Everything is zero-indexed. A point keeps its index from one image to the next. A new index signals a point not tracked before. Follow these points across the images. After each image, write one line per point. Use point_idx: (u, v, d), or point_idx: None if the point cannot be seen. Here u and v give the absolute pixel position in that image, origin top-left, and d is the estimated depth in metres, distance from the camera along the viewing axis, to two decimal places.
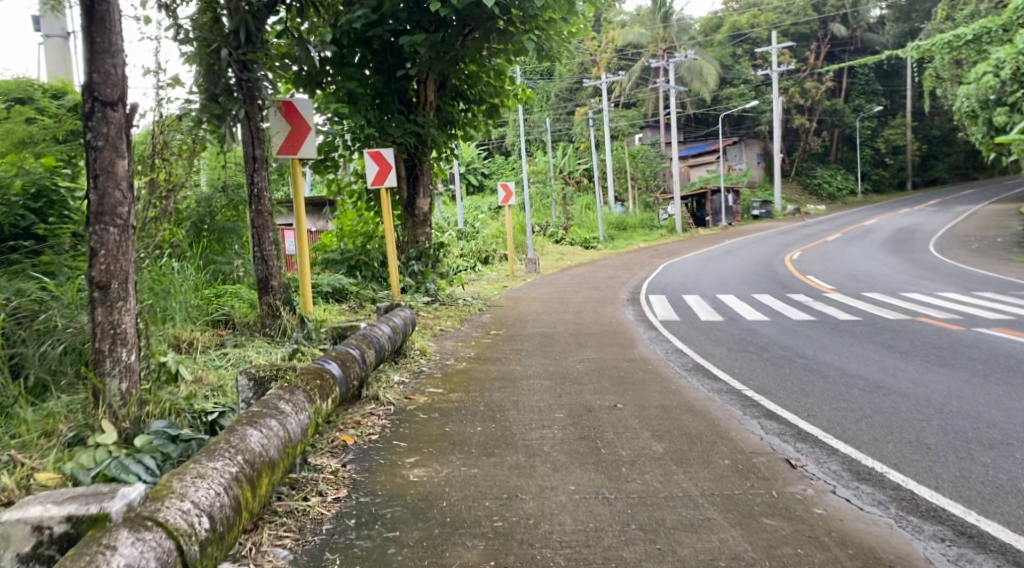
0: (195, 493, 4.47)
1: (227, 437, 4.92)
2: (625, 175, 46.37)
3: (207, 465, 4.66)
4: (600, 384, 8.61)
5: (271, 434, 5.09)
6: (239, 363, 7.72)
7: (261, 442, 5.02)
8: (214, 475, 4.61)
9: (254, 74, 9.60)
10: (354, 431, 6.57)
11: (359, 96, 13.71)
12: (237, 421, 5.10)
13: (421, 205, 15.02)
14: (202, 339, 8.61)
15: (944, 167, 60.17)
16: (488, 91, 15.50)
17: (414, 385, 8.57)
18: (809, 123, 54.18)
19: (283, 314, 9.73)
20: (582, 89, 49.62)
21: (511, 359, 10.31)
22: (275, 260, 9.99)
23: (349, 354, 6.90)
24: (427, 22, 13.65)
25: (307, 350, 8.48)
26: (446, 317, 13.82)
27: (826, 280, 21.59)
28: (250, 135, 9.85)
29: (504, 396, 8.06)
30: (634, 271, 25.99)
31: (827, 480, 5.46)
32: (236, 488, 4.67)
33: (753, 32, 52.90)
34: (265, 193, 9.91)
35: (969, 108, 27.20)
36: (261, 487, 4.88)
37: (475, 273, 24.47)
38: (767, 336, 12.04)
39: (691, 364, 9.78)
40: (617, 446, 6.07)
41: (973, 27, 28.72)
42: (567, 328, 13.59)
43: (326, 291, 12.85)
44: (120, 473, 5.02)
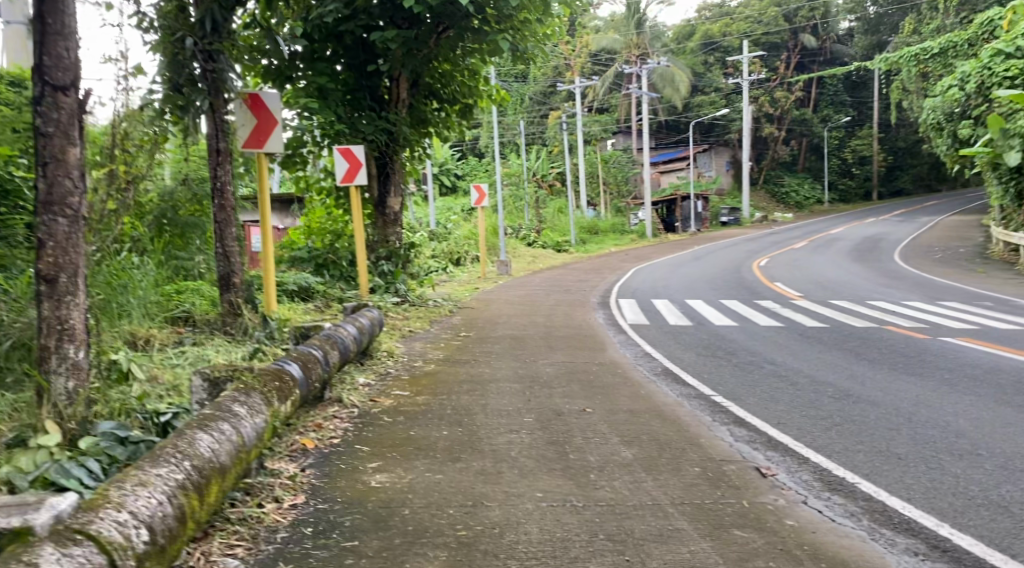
0: (134, 502, 4.24)
1: (173, 442, 4.68)
2: (597, 179, 46.40)
3: (150, 471, 4.43)
4: (569, 388, 8.46)
5: (222, 439, 4.87)
6: (197, 362, 7.49)
7: (211, 447, 4.79)
8: (157, 482, 4.38)
9: (220, 66, 9.31)
10: (314, 435, 6.37)
11: (330, 91, 13.38)
12: (186, 425, 4.88)
13: (391, 204, 14.81)
14: (160, 336, 8.38)
15: (909, 178, 60.88)
16: (462, 91, 15.32)
17: (380, 388, 8.35)
18: (778, 132, 54.58)
19: (245, 312, 9.48)
20: (556, 93, 49.58)
21: (479, 361, 10.12)
22: (237, 257, 9.68)
23: (310, 355, 6.67)
24: (400, 18, 13.48)
25: (269, 350, 8.24)
26: (415, 318, 13.61)
27: (794, 287, 21.61)
28: (213, 128, 9.55)
29: (470, 399, 7.87)
30: (605, 275, 25.93)
31: (798, 490, 5.32)
32: (181, 496, 4.45)
33: (725, 40, 53.19)
34: (229, 187, 9.57)
35: (934, 120, 27.43)
36: (211, 495, 4.65)
37: (446, 273, 24.29)
38: (735, 341, 11.96)
39: (661, 368, 9.65)
40: (585, 451, 5.90)
41: (940, 41, 29.00)
42: (537, 330, 13.43)
43: (291, 289, 12.59)
44: (61, 477, 4.75)
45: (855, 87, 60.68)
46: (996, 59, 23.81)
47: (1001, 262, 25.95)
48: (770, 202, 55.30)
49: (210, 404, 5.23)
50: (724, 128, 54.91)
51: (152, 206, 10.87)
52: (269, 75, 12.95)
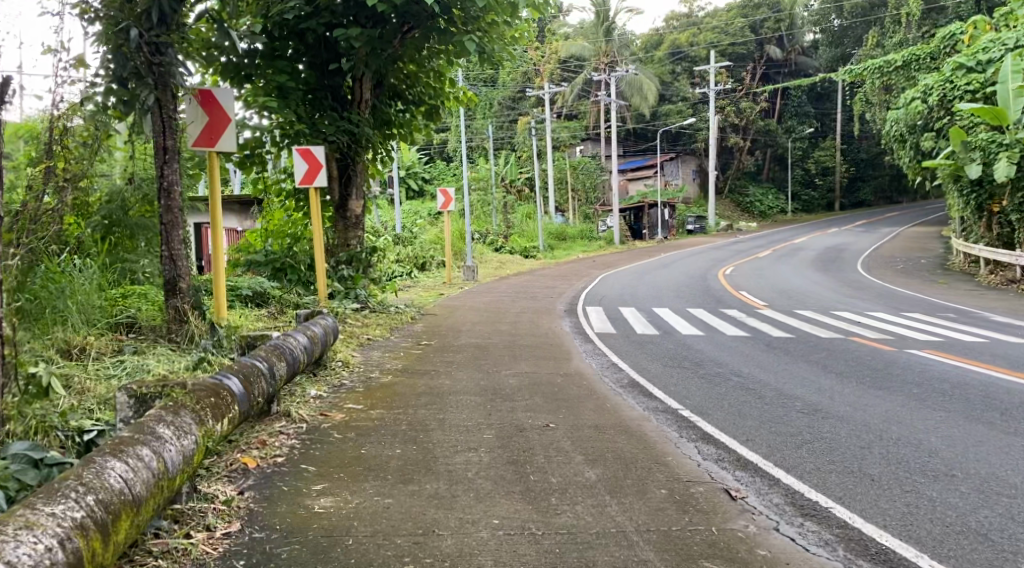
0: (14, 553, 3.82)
1: (77, 472, 4.25)
2: (565, 186, 46.20)
3: (42, 512, 4.01)
4: (532, 401, 8.09)
5: (139, 466, 4.44)
6: (134, 373, 7.07)
7: (124, 477, 4.36)
8: (46, 525, 3.97)
9: (168, 59, 8.78)
10: (257, 452, 5.96)
11: (290, 90, 12.98)
12: (100, 450, 4.47)
13: (352, 207, 14.36)
14: (98, 344, 7.94)
15: (869, 190, 61.39)
16: (427, 93, 14.94)
17: (333, 401, 7.93)
18: (743, 142, 54.79)
19: (191, 320, 8.95)
20: (525, 99, 49.29)
21: (440, 372, 9.73)
22: (185, 260, 9.12)
23: (253, 368, 6.24)
24: (364, 17, 13.00)
25: (213, 359, 7.77)
26: (374, 325, 13.18)
27: (758, 296, 21.46)
28: (160, 124, 8.99)
29: (428, 414, 7.47)
30: (571, 282, 25.64)
31: (769, 514, 5.00)
32: (78, 538, 4.03)
33: (692, 50, 53.30)
34: (176, 187, 9.03)
35: (897, 132, 27.46)
36: (119, 533, 4.24)
37: (411, 278, 23.89)
38: (702, 351, 11.67)
39: (627, 380, 9.31)
40: (546, 472, 5.55)
41: (903, 53, 29.07)
42: (501, 339, 13.07)
43: (246, 294, 12.12)
44: None
45: (818, 99, 61.10)
46: (958, 72, 23.83)
47: (961, 273, 26.03)
48: (734, 211, 55.48)
49: (132, 425, 4.81)
50: (690, 137, 55.01)
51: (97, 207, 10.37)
52: (227, 71, 12.50)
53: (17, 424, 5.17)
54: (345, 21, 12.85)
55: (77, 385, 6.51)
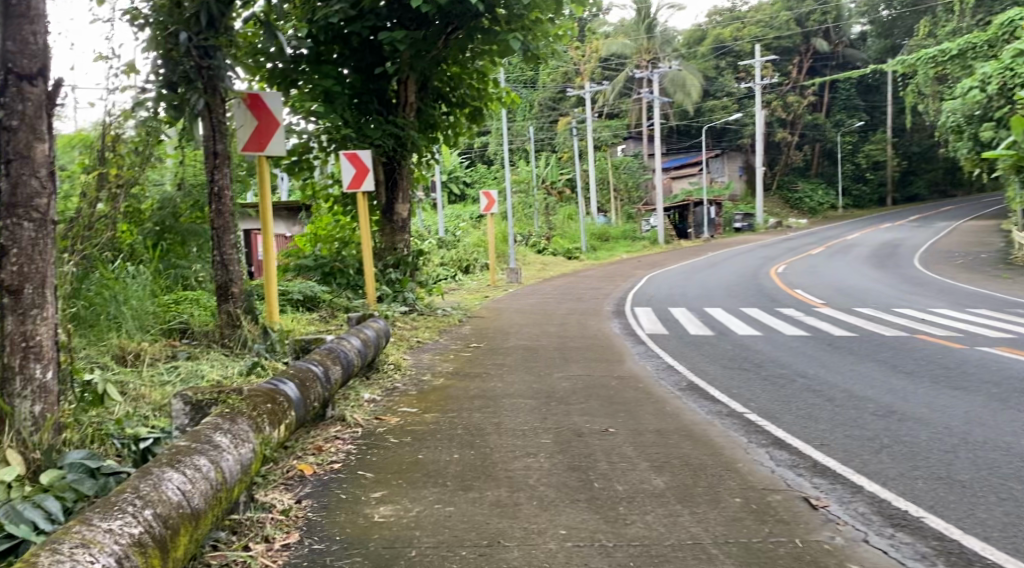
0: None
1: (133, 485, 4.12)
2: (608, 186, 45.82)
3: (99, 527, 3.85)
4: (588, 405, 7.87)
5: (197, 477, 4.32)
6: (189, 382, 6.98)
7: (181, 489, 4.23)
8: (105, 542, 3.79)
9: (217, 63, 8.70)
10: (313, 459, 5.83)
11: (336, 94, 12.80)
12: (156, 461, 4.35)
13: (399, 211, 14.27)
14: (154, 349, 7.85)
15: (922, 184, 60.10)
16: (471, 94, 14.81)
17: (386, 405, 7.78)
18: (790, 137, 53.95)
19: (243, 324, 8.84)
20: (566, 99, 49.01)
21: (491, 375, 9.52)
22: (238, 264, 9.07)
23: (309, 373, 6.12)
24: (407, 19, 12.95)
25: (267, 364, 7.71)
26: (424, 328, 13.03)
27: (814, 294, 21.01)
28: (211, 129, 8.93)
29: (483, 418, 7.28)
30: (618, 282, 25.35)
31: (856, 525, 4.72)
32: (136, 555, 3.85)
33: (736, 44, 52.59)
34: (227, 191, 8.97)
35: (954, 123, 26.84)
36: (179, 547, 4.09)
37: (456, 281, 23.78)
38: (761, 352, 11.35)
39: (686, 382, 9.04)
40: (611, 479, 5.34)
41: (959, 42, 28.34)
42: (551, 341, 12.86)
43: (296, 299, 12.05)
44: (11, 521, 4.23)
45: (868, 92, 59.95)
46: (1018, 60, 23.18)
47: None
48: (782, 208, 54.62)
49: (188, 434, 4.70)
50: (735, 133, 54.28)
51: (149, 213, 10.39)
52: (273, 77, 12.42)
53: (74, 432, 5.18)
54: (389, 23, 12.75)
55: (133, 391, 6.45)
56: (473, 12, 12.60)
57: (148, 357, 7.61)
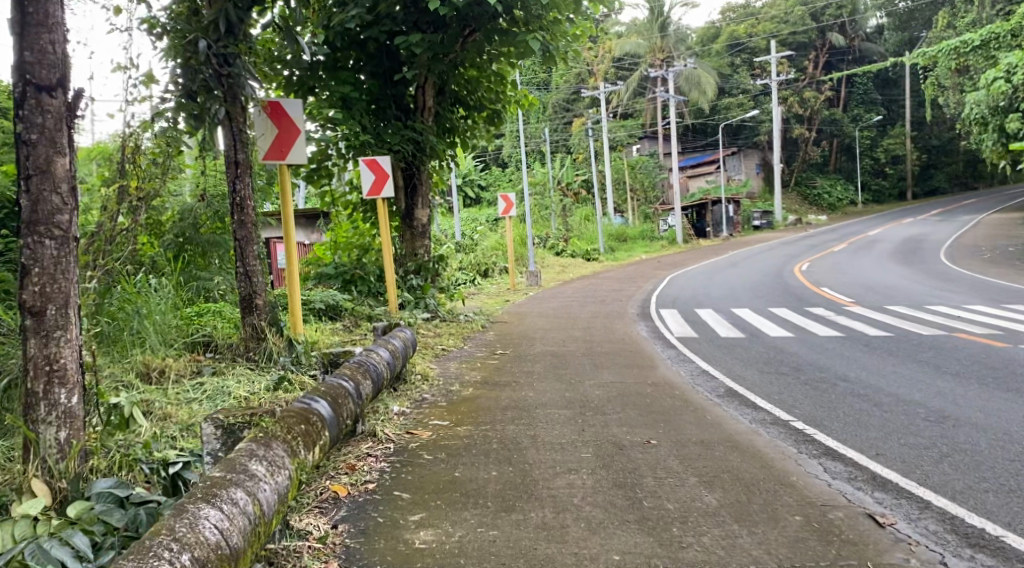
0: None
1: (168, 526, 3.91)
2: (624, 186, 45.45)
3: None
4: (625, 414, 7.62)
5: (234, 513, 4.11)
6: (215, 400, 6.80)
7: (219, 527, 4.03)
8: None
9: (236, 71, 8.47)
10: (347, 479, 5.59)
11: (354, 100, 12.66)
12: (190, 495, 4.14)
13: (419, 216, 14.05)
14: (180, 365, 7.65)
15: (942, 177, 59.51)
16: (489, 97, 14.57)
17: (416, 418, 7.56)
18: (807, 133, 53.45)
19: (268, 337, 8.63)
20: (580, 99, 48.69)
21: (521, 384, 9.27)
22: (261, 276, 8.85)
23: (341, 389, 5.89)
24: (424, 23, 12.72)
25: (294, 379, 7.52)
26: (448, 335, 12.82)
27: (842, 292, 20.70)
28: (232, 138, 8.75)
29: (518, 430, 7.05)
30: (640, 283, 25.07)
31: (929, 545, 4.50)
32: None
33: (751, 41, 52.09)
34: (249, 202, 8.79)
35: (978, 115, 26.45)
36: None
37: (475, 285, 23.56)
38: (796, 355, 11.07)
39: (723, 389, 8.80)
40: (661, 497, 5.12)
41: (981, 32, 27.78)
42: (579, 346, 12.61)
43: (319, 308, 11.85)
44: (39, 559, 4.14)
45: (886, 85, 59.31)
46: None
47: None
48: (801, 205, 54.09)
49: (221, 463, 4.49)
50: (752, 130, 53.79)
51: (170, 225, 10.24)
52: (290, 85, 12.23)
53: (101, 459, 5.00)
54: (407, 28, 12.55)
55: (159, 411, 6.27)
56: (490, 13, 12.37)
57: (173, 374, 7.42)
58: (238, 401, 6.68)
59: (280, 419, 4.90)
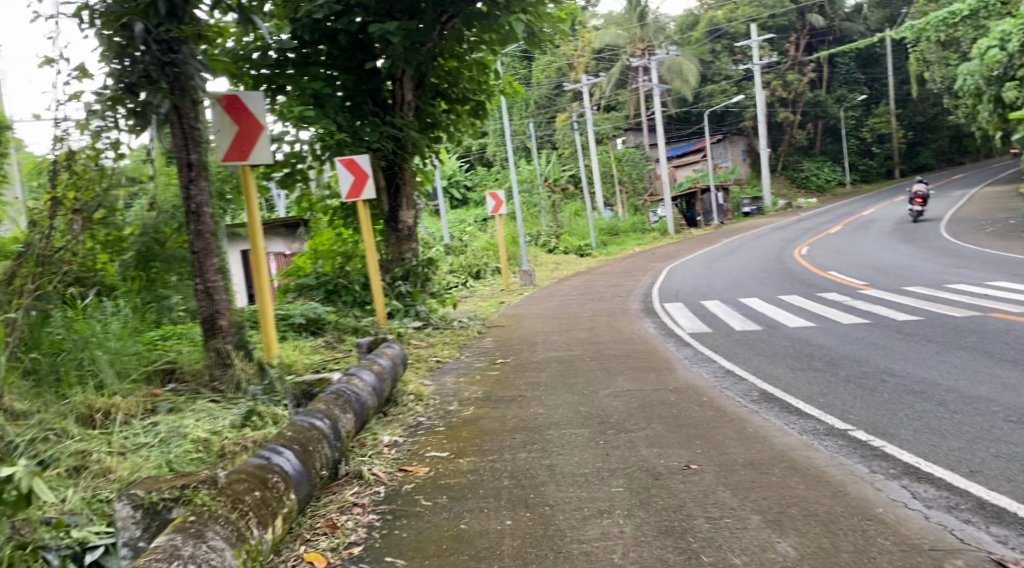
0: None
1: None
2: (611, 179, 44.33)
3: None
4: (652, 431, 6.55)
5: None
6: (166, 447, 5.64)
7: None
8: None
9: (182, 59, 7.35)
10: (327, 543, 4.72)
11: (327, 96, 11.45)
12: None
13: (404, 218, 12.87)
14: (132, 402, 6.47)
15: (929, 153, 58.78)
16: (471, 88, 13.38)
17: (411, 449, 6.48)
18: (792, 116, 52.58)
19: (235, 363, 7.54)
20: (563, 94, 47.72)
21: (529, 398, 8.17)
22: (224, 292, 7.66)
23: (310, 431, 5.00)
24: (398, 10, 11.61)
25: (264, 412, 6.52)
26: (441, 344, 11.71)
27: (849, 274, 19.72)
28: (181, 137, 7.55)
29: (530, 460, 5.93)
30: (637, 277, 24.01)
31: None
32: None
33: (731, 26, 51.21)
34: (207, 210, 7.59)
35: (972, 85, 25.42)
36: None
37: (466, 289, 22.53)
38: (826, 347, 10.02)
39: (757, 392, 7.72)
40: (723, 547, 4.41)
41: (969, 2, 26.25)
42: (586, 350, 11.51)
43: (299, 322, 10.74)
44: None
45: (867, 64, 58.48)
46: None
47: None
48: (791, 188, 53.11)
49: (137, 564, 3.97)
50: (736, 116, 52.87)
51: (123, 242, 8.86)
52: (256, 84, 11.19)
53: None
54: (380, 19, 11.46)
55: (97, 465, 5.30)
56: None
57: (120, 415, 6.23)
58: (191, 453, 5.61)
59: (230, 489, 4.35)
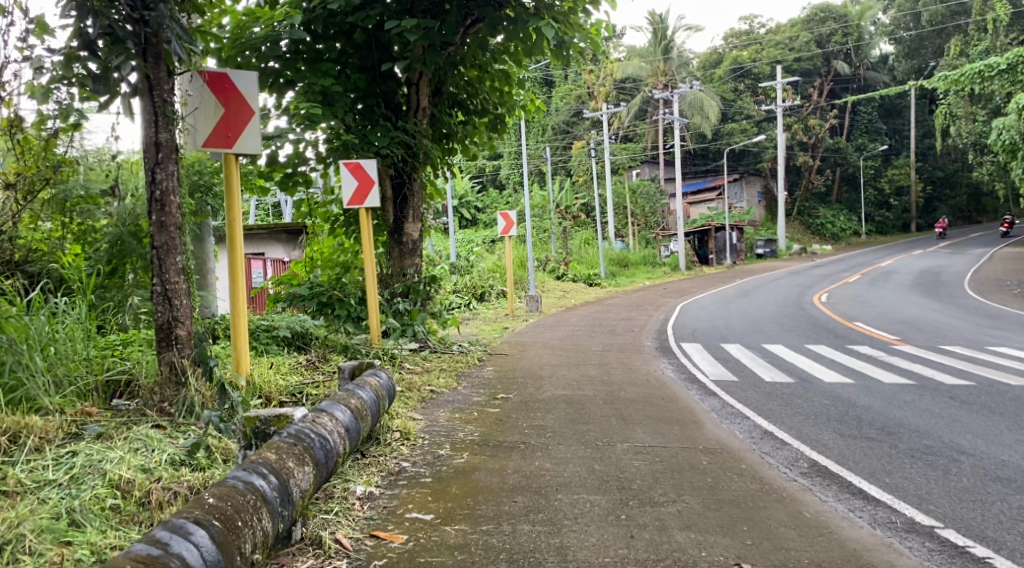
0: None
1: None
2: (624, 210, 43.07)
3: None
4: (686, 506, 5.36)
5: None
6: (74, 488, 4.68)
7: None
8: None
9: (160, 17, 6.17)
10: None
11: (337, 94, 10.25)
12: None
13: (410, 230, 11.60)
14: (53, 423, 5.38)
15: (946, 210, 57.54)
16: (492, 101, 12.15)
17: (385, 506, 5.33)
18: (812, 161, 51.40)
19: (191, 383, 6.27)
20: (581, 121, 46.50)
21: (533, 448, 6.91)
22: (187, 297, 6.42)
23: (246, 497, 4.23)
24: (418, 9, 10.49)
25: (214, 446, 5.34)
26: (437, 370, 10.50)
27: (876, 327, 18.48)
28: (151, 110, 6.32)
29: (534, 539, 4.87)
30: (649, 312, 22.73)
31: None
32: None
33: (755, 66, 50.14)
34: (173, 199, 6.35)
35: (1007, 140, 24.11)
36: None
37: (469, 311, 21.31)
38: (873, 409, 8.77)
39: (806, 462, 6.50)
40: None
41: (1008, 56, 24.93)
42: (597, 390, 10.26)
43: (284, 335, 9.50)
44: None
45: (889, 115, 57.38)
46: None
47: None
48: (806, 234, 51.89)
49: None
50: (755, 157, 51.76)
51: (51, 188, 7.12)
52: (263, 78, 10.10)
53: None
54: (399, 17, 10.34)
55: None
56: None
57: (31, 441, 5.13)
58: (98, 506, 4.58)
59: None
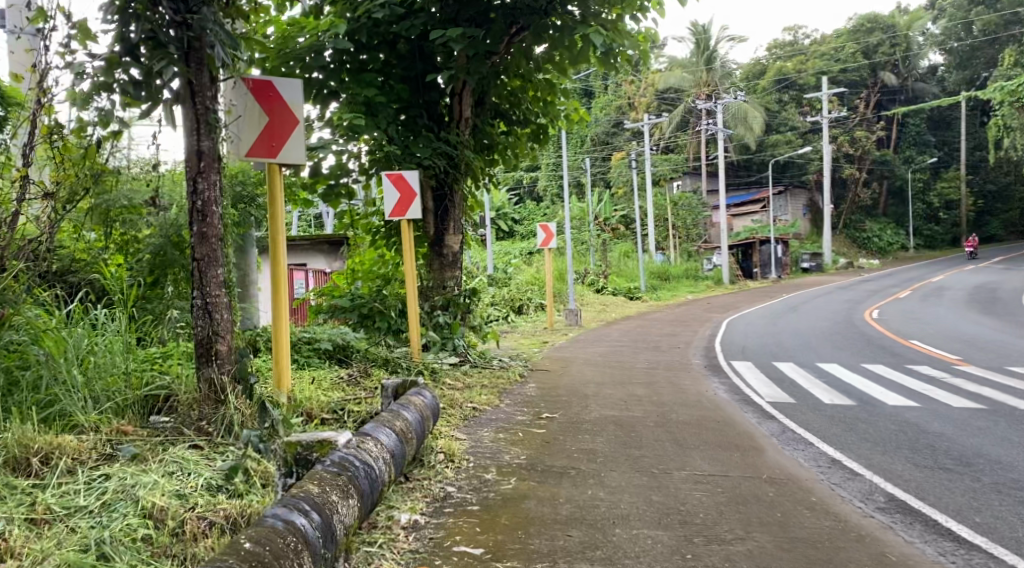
0: None
1: None
2: (665, 222, 42.44)
3: None
4: (758, 546, 5.01)
5: None
6: (104, 517, 4.44)
7: None
8: None
9: (203, 21, 5.91)
10: None
11: (381, 105, 10.00)
12: None
13: (450, 242, 11.28)
14: (87, 444, 5.12)
15: (998, 224, 56.04)
16: (535, 110, 11.83)
17: (431, 538, 5.02)
18: (859, 173, 50.40)
19: (230, 400, 5.89)
20: (621, 132, 46.02)
21: (586, 475, 6.53)
22: (228, 311, 6.05)
23: (289, 537, 3.95)
24: (463, 19, 10.13)
25: (253, 470, 4.99)
26: (480, 387, 10.14)
27: (934, 346, 17.82)
28: (194, 118, 6.03)
29: None
30: (693, 327, 22.20)
31: None
32: None
33: (800, 77, 49.24)
34: (215, 208, 6.02)
35: None
36: None
37: (507, 324, 20.93)
38: (945, 436, 8.28)
39: (882, 496, 6.07)
40: None
41: None
42: (647, 411, 9.85)
43: (325, 348, 9.21)
44: None
45: (938, 127, 56.24)
46: None
47: None
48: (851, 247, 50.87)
49: None
50: (799, 169, 50.92)
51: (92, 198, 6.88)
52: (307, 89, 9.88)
53: None
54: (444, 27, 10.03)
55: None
56: (540, 7, 9.83)
57: (64, 463, 4.88)
58: (128, 541, 4.30)
59: None
